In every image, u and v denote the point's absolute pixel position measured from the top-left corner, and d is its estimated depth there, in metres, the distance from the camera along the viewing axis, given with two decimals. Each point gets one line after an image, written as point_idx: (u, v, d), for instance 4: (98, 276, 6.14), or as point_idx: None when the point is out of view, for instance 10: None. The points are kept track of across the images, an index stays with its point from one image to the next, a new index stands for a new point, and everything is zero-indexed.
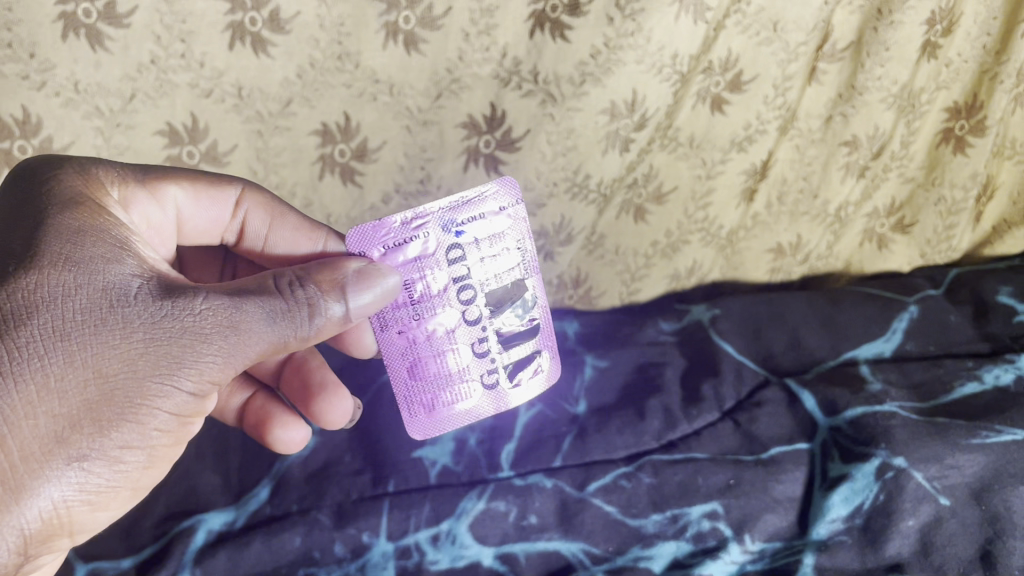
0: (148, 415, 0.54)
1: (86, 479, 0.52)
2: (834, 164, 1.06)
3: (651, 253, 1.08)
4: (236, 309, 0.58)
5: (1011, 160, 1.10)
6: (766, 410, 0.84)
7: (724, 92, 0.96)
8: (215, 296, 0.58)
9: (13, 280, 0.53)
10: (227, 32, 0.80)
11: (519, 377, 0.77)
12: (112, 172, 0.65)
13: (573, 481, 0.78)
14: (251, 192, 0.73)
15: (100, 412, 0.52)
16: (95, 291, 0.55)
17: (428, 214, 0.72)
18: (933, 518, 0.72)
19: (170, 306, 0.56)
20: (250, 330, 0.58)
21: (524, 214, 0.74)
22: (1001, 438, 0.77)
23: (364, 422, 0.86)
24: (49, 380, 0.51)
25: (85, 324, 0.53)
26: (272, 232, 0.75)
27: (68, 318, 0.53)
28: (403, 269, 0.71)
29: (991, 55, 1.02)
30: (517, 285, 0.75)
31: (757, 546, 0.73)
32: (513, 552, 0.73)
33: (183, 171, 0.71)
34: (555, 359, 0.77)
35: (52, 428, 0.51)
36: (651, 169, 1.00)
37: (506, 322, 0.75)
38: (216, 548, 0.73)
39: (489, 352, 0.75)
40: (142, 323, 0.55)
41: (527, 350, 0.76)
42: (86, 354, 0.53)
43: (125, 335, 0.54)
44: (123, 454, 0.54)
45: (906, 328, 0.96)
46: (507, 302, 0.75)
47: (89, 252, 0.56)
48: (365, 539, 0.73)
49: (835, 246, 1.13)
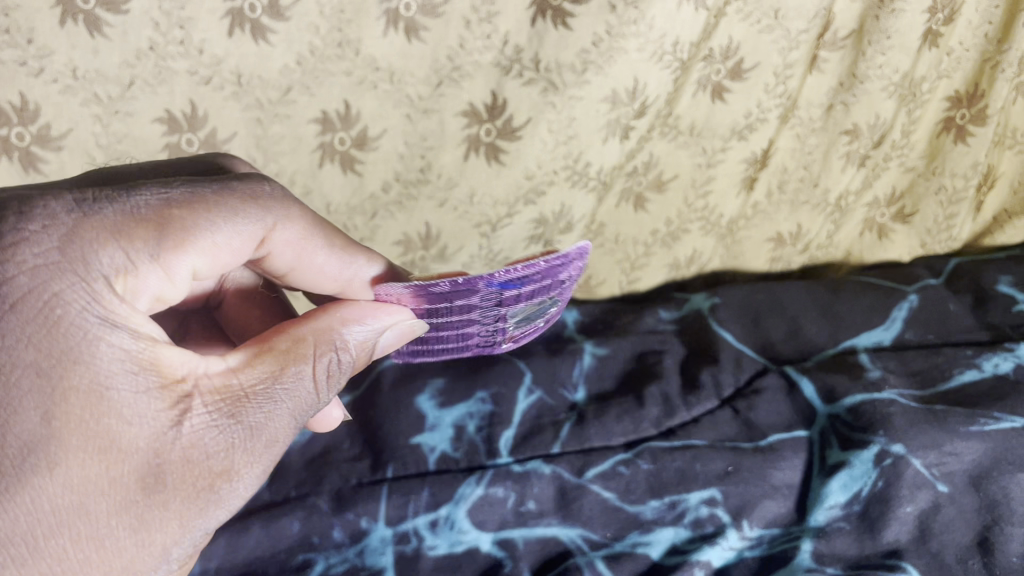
0: (184, 549, 0.51)
1: None
2: (835, 153, 1.06)
3: (651, 242, 1.09)
4: (277, 413, 0.54)
5: (1012, 149, 1.10)
6: (765, 397, 0.84)
7: (725, 80, 0.96)
8: (256, 409, 0.53)
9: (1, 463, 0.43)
10: (226, 19, 0.78)
11: (509, 338, 0.83)
12: (115, 244, 0.49)
13: (572, 468, 0.77)
14: (288, 225, 0.62)
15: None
16: (108, 468, 0.46)
17: (484, 280, 0.66)
18: (930, 505, 0.73)
19: (216, 438, 0.51)
20: (287, 429, 0.55)
21: (576, 265, 0.72)
22: (999, 426, 0.76)
23: (363, 408, 0.86)
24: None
25: (115, 494, 0.47)
26: (301, 267, 0.66)
27: (82, 512, 0.46)
28: (435, 305, 0.69)
29: (993, 44, 1.01)
30: (541, 301, 0.76)
31: (755, 532, 0.73)
32: (511, 538, 0.73)
33: (205, 220, 0.54)
34: (548, 319, 0.84)
35: None
36: (650, 158, 1.00)
37: (517, 317, 0.78)
38: (215, 534, 0.73)
39: (490, 333, 0.79)
40: (188, 474, 0.50)
41: (525, 325, 0.81)
42: (123, 542, 0.47)
43: (163, 508, 0.49)
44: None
45: (906, 317, 0.96)
46: (526, 310, 0.77)
47: (76, 426, 0.45)
48: (363, 525, 0.73)
49: (835, 235, 1.14)
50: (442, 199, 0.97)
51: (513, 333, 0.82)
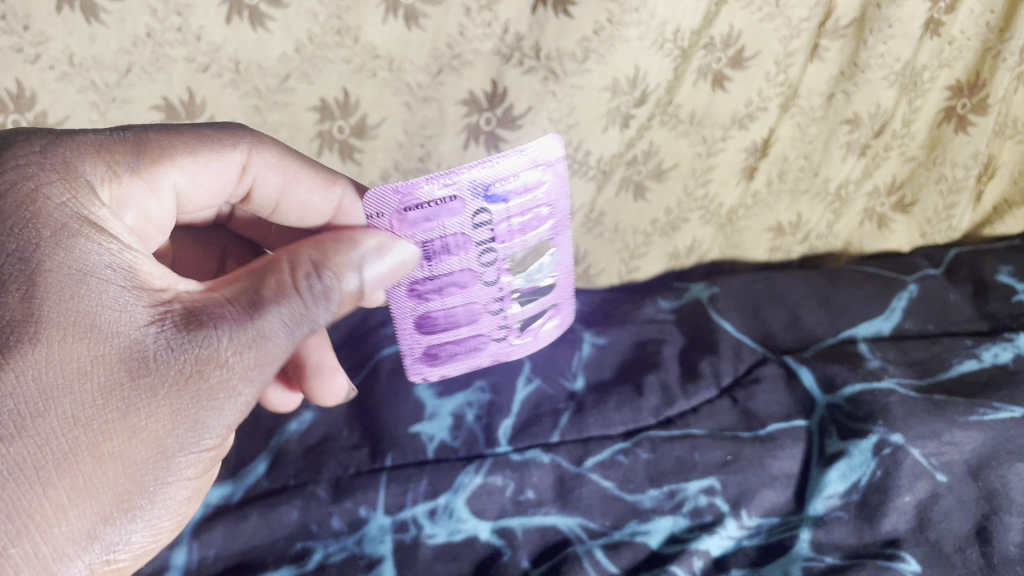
0: (180, 473, 0.51)
1: (133, 548, 0.50)
2: (835, 143, 1.06)
3: (650, 231, 1.08)
4: (261, 323, 0.54)
5: (1013, 139, 1.10)
6: (764, 387, 0.84)
7: (725, 68, 0.95)
8: (234, 318, 0.54)
9: (26, 361, 0.47)
10: (225, 6, 0.78)
11: (522, 332, 0.85)
12: (53, 176, 0.53)
13: (571, 457, 0.78)
14: (259, 153, 0.70)
15: (128, 498, 0.49)
16: (91, 354, 0.49)
17: (459, 175, 0.70)
18: (929, 494, 0.72)
19: (195, 340, 0.52)
20: (279, 342, 0.55)
21: (558, 172, 0.74)
22: (998, 415, 0.76)
23: (362, 396, 0.85)
24: (76, 488, 0.47)
25: (98, 399, 0.48)
26: (287, 194, 0.73)
27: (67, 411, 0.47)
28: (424, 233, 0.71)
29: (994, 33, 1.01)
30: (540, 246, 0.78)
31: (753, 521, 0.73)
32: (510, 527, 0.73)
33: (176, 150, 0.64)
34: (558, 322, 0.87)
35: (85, 531, 0.47)
36: (650, 146, 1.00)
37: (519, 277, 0.79)
38: (213, 522, 0.73)
39: (500, 310, 0.81)
40: (168, 383, 0.51)
41: (535, 316, 0.84)
42: (104, 442, 0.48)
43: (140, 410, 0.49)
44: (163, 521, 0.51)
45: (905, 307, 0.96)
46: (523, 257, 0.78)
47: (83, 319, 0.49)
48: (362, 513, 0.73)
49: (835, 225, 1.14)
50: None
51: (523, 320, 0.84)
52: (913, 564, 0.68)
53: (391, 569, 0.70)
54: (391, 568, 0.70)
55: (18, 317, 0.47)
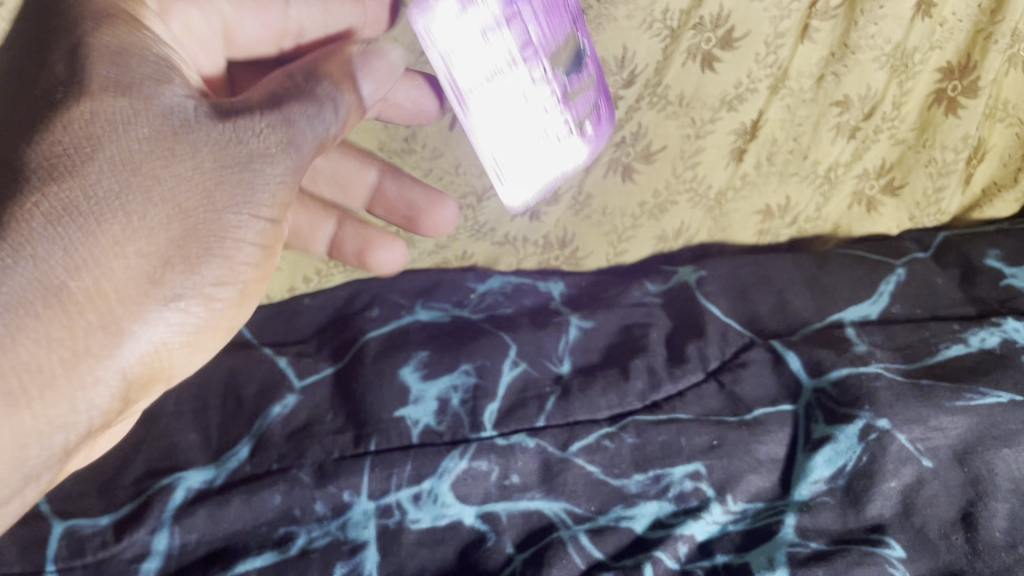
0: (230, 246, 0.57)
1: (184, 319, 0.55)
2: (825, 125, 1.05)
3: (638, 214, 1.06)
4: (286, 119, 0.59)
5: (1003, 122, 1.09)
6: (750, 371, 0.84)
7: (715, 49, 0.94)
8: (265, 110, 0.59)
9: (47, 136, 0.53)
10: None
11: (580, 121, 0.71)
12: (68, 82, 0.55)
13: (556, 442, 0.77)
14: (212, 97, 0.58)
15: (183, 249, 0.55)
16: (141, 115, 0.56)
17: None
18: (915, 479, 0.72)
19: (233, 124, 0.58)
20: (304, 135, 0.60)
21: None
22: (984, 400, 0.76)
23: (346, 380, 0.84)
24: (129, 222, 0.53)
25: (139, 152, 0.54)
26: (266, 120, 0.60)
27: (97, 192, 0.52)
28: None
29: (986, 15, 1.00)
30: (575, 39, 0.68)
31: (739, 506, 0.73)
32: (494, 511, 0.73)
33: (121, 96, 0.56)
34: (603, 109, 0.73)
35: (141, 269, 0.53)
36: (639, 128, 0.99)
37: (566, 48, 0.68)
38: (194, 506, 0.72)
39: (556, 77, 0.68)
40: (207, 148, 0.57)
41: (582, 77, 0.70)
42: (139, 209, 0.53)
43: (167, 166, 0.55)
44: (215, 291, 0.57)
45: (893, 291, 0.95)
46: (567, 49, 0.68)
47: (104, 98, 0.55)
48: (346, 498, 0.73)
49: (823, 208, 1.13)
50: (426, 170, 0.91)
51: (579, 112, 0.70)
52: (898, 550, 0.68)
53: (374, 554, 0.69)
54: (375, 554, 0.69)
55: (58, 82, 0.56)
